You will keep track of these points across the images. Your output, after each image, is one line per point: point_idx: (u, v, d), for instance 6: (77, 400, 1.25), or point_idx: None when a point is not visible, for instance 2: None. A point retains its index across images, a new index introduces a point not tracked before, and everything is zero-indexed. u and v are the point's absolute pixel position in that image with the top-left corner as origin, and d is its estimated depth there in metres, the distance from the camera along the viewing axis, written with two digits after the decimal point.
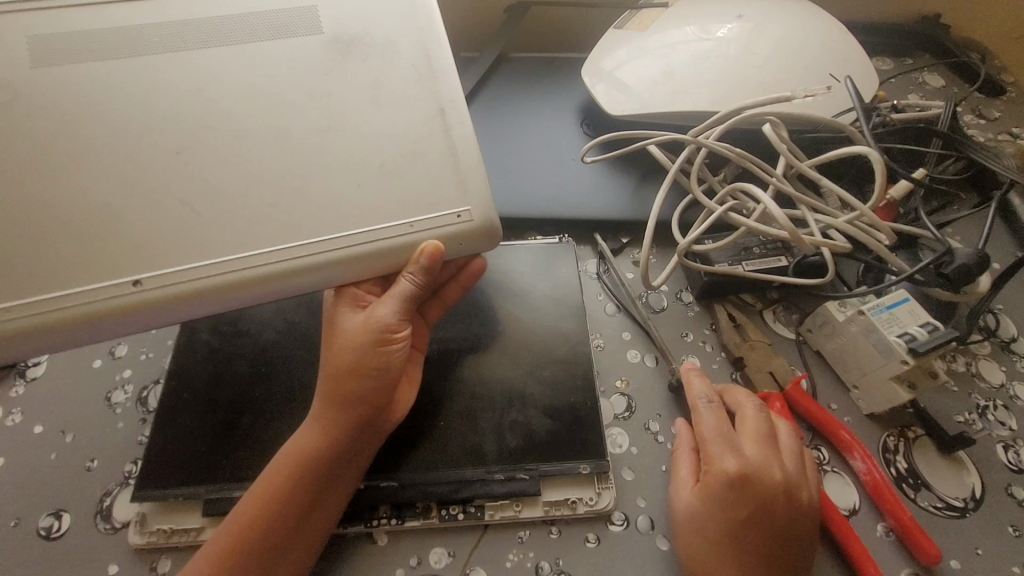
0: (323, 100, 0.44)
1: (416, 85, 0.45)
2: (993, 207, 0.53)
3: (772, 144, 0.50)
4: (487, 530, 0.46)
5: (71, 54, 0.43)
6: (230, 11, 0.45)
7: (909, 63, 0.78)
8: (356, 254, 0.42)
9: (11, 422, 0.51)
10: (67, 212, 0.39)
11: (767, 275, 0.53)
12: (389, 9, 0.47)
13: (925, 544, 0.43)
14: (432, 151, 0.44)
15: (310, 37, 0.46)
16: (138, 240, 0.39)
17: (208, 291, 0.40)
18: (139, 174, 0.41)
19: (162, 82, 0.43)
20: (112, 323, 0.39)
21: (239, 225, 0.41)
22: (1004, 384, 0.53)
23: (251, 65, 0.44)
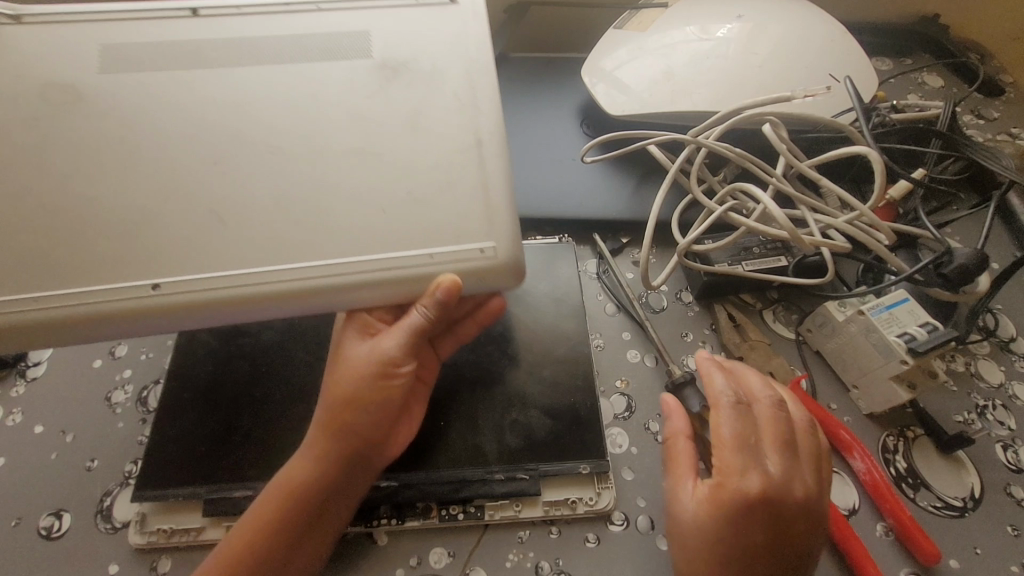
0: (358, 125, 0.42)
1: (454, 113, 0.43)
2: (992, 207, 0.53)
3: (772, 144, 0.50)
4: (487, 531, 0.46)
5: (131, 62, 0.43)
6: (283, 33, 0.45)
7: (909, 63, 0.78)
8: (366, 280, 0.39)
9: (11, 422, 0.51)
10: (94, 215, 0.39)
11: (767, 275, 0.53)
12: (439, 37, 0.45)
13: (925, 543, 0.43)
14: (463, 182, 0.41)
15: (356, 60, 0.44)
16: (148, 247, 0.38)
17: (215, 304, 0.38)
18: (169, 180, 0.40)
19: (201, 98, 0.42)
20: (121, 326, 0.38)
21: (249, 240, 0.39)
22: (1003, 384, 0.53)
23: (292, 87, 0.43)
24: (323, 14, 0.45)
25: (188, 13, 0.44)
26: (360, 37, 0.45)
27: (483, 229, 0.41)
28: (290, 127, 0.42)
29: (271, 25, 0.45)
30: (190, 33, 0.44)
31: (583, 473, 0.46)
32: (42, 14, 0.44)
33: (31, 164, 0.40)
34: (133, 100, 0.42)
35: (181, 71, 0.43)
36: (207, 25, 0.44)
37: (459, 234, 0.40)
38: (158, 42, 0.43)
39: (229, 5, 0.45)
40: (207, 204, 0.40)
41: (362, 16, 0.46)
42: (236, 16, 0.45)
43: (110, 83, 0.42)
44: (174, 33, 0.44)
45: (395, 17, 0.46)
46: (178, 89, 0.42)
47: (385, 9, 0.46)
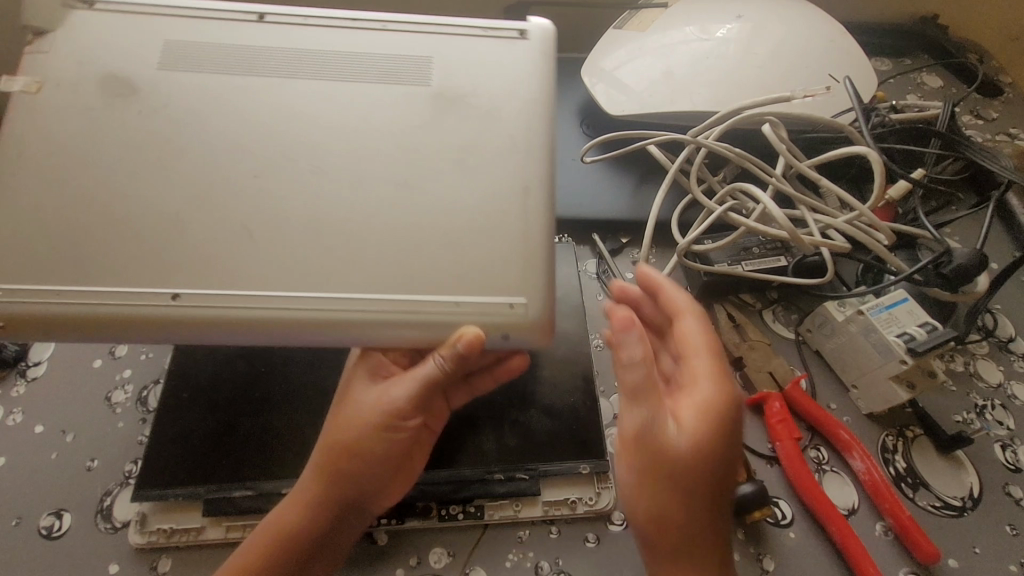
0: (408, 157, 0.41)
1: (506, 153, 0.41)
2: (992, 207, 0.53)
3: (771, 144, 0.51)
4: (487, 531, 0.46)
5: (193, 59, 0.42)
6: (345, 51, 0.44)
7: (907, 63, 0.78)
8: (387, 318, 0.38)
9: (12, 422, 0.50)
10: (129, 216, 0.38)
11: (767, 275, 0.53)
12: (501, 72, 0.44)
13: (924, 543, 0.43)
14: (501, 226, 0.40)
15: (413, 87, 0.43)
16: (176, 252, 0.38)
17: (236, 321, 0.37)
18: (210, 187, 0.39)
19: (243, 111, 0.41)
20: (145, 332, 0.38)
21: (269, 264, 0.38)
22: (1002, 384, 0.53)
23: (337, 111, 0.42)
24: (388, 34, 0.45)
25: (255, 17, 0.44)
26: (422, 63, 0.44)
27: (518, 284, 0.39)
28: (319, 141, 0.41)
29: (333, 38, 0.44)
30: (257, 39, 0.43)
31: (583, 472, 0.46)
32: (115, 2, 0.44)
33: (73, 152, 0.39)
34: (191, 102, 0.41)
35: (238, 76, 0.42)
36: (271, 32, 0.44)
37: (489, 284, 0.39)
38: (224, 46, 0.43)
39: (296, 15, 0.45)
40: (240, 221, 0.38)
41: (427, 41, 0.45)
42: (300, 26, 0.44)
43: (168, 81, 0.42)
44: (242, 36, 0.43)
45: (460, 47, 0.45)
46: (231, 95, 0.42)
47: (452, 36, 0.45)
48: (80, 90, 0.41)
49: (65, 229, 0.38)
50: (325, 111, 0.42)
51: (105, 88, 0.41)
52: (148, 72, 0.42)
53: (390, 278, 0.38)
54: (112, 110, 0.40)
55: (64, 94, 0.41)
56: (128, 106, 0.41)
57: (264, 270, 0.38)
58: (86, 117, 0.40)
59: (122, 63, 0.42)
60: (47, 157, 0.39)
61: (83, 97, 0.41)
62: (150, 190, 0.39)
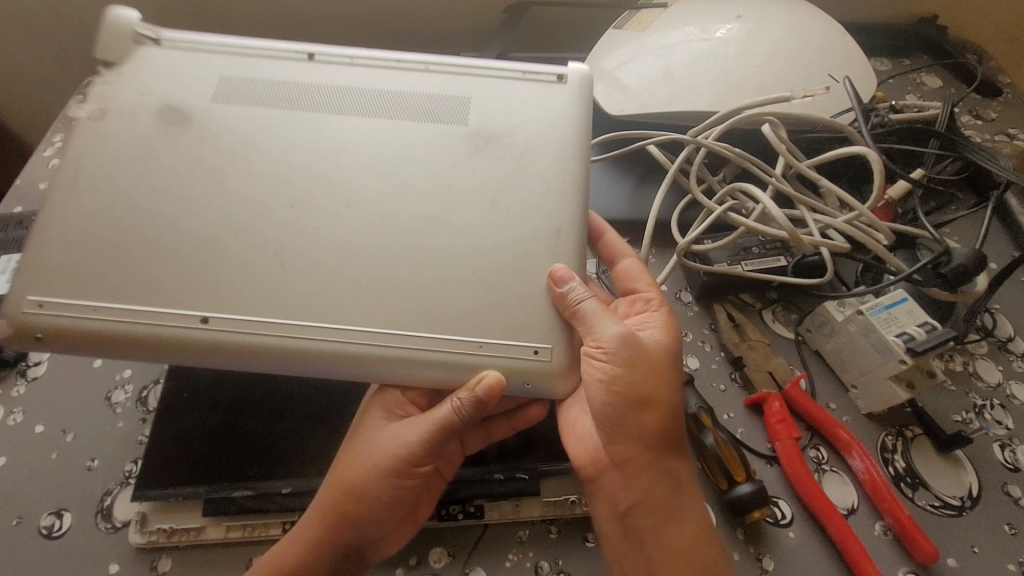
0: (440, 192, 0.41)
1: (535, 196, 0.41)
2: (991, 207, 0.53)
3: (771, 143, 0.51)
4: (487, 531, 0.46)
5: (242, 94, 0.43)
6: (390, 89, 0.44)
7: (907, 63, 0.78)
8: (407, 357, 0.38)
9: (12, 422, 0.50)
10: (165, 237, 0.38)
11: (767, 276, 0.53)
12: (538, 111, 0.44)
13: (923, 543, 0.43)
14: (528, 263, 0.40)
15: (452, 126, 0.43)
16: (209, 278, 0.38)
17: (256, 350, 0.37)
18: (248, 214, 0.39)
19: (285, 141, 0.41)
20: (178, 355, 0.38)
21: (295, 288, 0.38)
22: (1001, 384, 0.53)
23: (372, 146, 0.42)
24: (430, 75, 0.44)
25: (306, 57, 0.45)
26: (461, 103, 0.44)
27: (544, 329, 0.39)
28: (352, 174, 0.41)
29: (377, 78, 0.44)
30: (304, 76, 0.43)
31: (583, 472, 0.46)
32: (181, 37, 0.45)
33: (115, 173, 0.40)
34: (241, 129, 0.41)
35: (281, 111, 0.42)
36: (320, 73, 0.44)
37: (514, 327, 0.38)
38: (268, 80, 0.43)
39: (344, 54, 0.45)
40: (274, 248, 0.38)
41: (469, 81, 0.45)
42: (348, 66, 0.44)
43: (219, 110, 0.42)
44: (287, 72, 0.44)
45: (499, 86, 0.45)
46: (277, 126, 0.42)
47: (494, 76, 0.45)
48: (140, 117, 0.41)
49: (103, 248, 0.38)
50: (355, 143, 0.42)
51: (160, 116, 0.41)
52: (199, 102, 0.42)
53: (415, 315, 0.38)
54: (167, 137, 0.41)
55: (127, 123, 0.41)
56: (182, 134, 0.41)
57: (289, 298, 0.38)
58: (130, 132, 0.41)
59: (173, 91, 0.42)
60: (98, 175, 0.40)
61: (141, 124, 0.41)
62: (193, 213, 0.39)
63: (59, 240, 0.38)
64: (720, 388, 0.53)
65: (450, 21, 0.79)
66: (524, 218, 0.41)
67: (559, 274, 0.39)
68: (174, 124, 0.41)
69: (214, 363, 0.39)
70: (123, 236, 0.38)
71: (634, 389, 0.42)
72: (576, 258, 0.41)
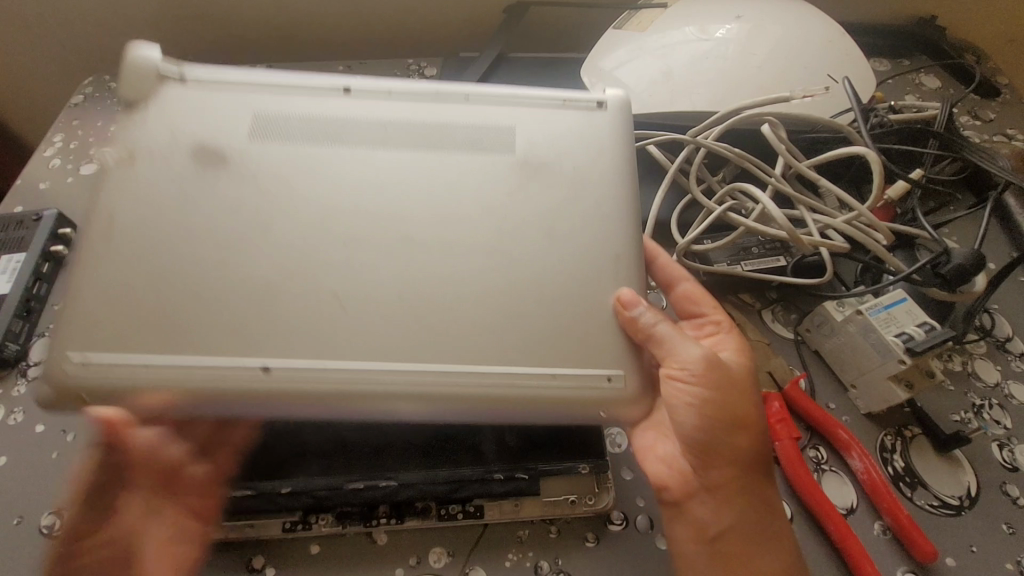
0: (493, 222, 0.42)
1: (587, 228, 0.42)
2: (988, 208, 0.53)
3: (771, 143, 0.51)
4: (487, 531, 0.46)
5: (285, 133, 0.43)
6: (431, 119, 0.45)
7: (906, 64, 0.78)
8: (467, 395, 0.37)
9: (13, 422, 0.51)
10: (226, 282, 0.38)
11: (766, 276, 0.53)
12: (581, 138, 0.45)
13: (922, 542, 0.43)
14: (576, 292, 0.40)
15: (498, 155, 0.44)
16: (277, 320, 0.37)
17: (323, 397, 0.37)
18: (297, 256, 0.39)
19: (340, 174, 0.42)
20: (238, 406, 0.37)
21: (351, 331, 0.38)
22: (999, 384, 0.53)
23: (417, 178, 0.42)
24: (472, 105, 0.45)
25: (342, 90, 0.45)
26: (505, 132, 0.45)
27: (611, 354, 0.39)
28: (406, 206, 0.41)
29: (416, 109, 0.45)
30: (345, 110, 0.44)
31: (583, 472, 0.46)
32: (205, 74, 0.44)
33: (167, 224, 0.39)
34: (290, 169, 0.42)
35: (326, 150, 0.43)
36: (361, 106, 0.44)
37: (579, 352, 0.39)
38: (308, 119, 0.43)
39: (379, 87, 0.45)
40: (328, 290, 0.38)
41: (507, 109, 0.46)
42: (386, 97, 0.45)
43: (263, 151, 0.42)
44: (326, 106, 0.44)
45: (540, 114, 0.46)
46: (324, 163, 0.42)
47: (534, 104, 0.46)
48: (173, 161, 0.41)
49: (153, 301, 0.37)
50: (399, 175, 0.43)
51: (196, 157, 0.41)
52: (238, 142, 0.42)
53: (477, 352, 0.38)
54: (205, 179, 0.41)
55: (159, 163, 0.41)
56: (218, 174, 0.41)
57: (359, 336, 0.38)
58: (171, 175, 0.41)
59: (206, 130, 0.42)
60: (135, 231, 0.39)
61: (177, 167, 0.41)
62: (242, 261, 0.39)
63: (111, 297, 0.37)
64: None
65: (450, 22, 0.80)
66: (578, 241, 0.42)
67: (625, 300, 0.40)
68: (208, 165, 0.41)
69: (265, 411, 0.37)
70: (172, 289, 0.38)
71: (725, 406, 0.43)
72: (637, 280, 0.42)
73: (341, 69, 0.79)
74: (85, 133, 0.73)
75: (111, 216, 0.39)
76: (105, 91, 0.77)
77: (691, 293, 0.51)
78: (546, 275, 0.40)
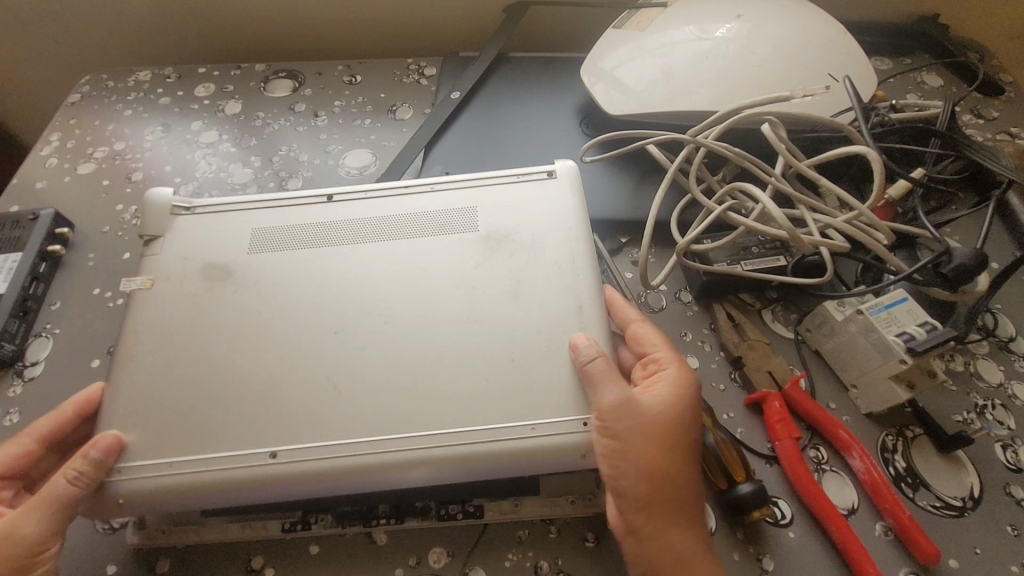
0: (466, 294, 0.45)
1: (554, 281, 0.45)
2: (992, 206, 0.53)
3: (771, 143, 0.50)
4: (487, 530, 0.46)
5: (277, 242, 0.49)
6: (402, 211, 0.50)
7: (908, 62, 0.78)
8: (465, 459, 0.40)
9: (10, 422, 0.51)
10: (239, 377, 0.43)
11: (767, 275, 0.53)
12: (537, 207, 0.49)
13: (924, 543, 0.43)
14: (547, 350, 0.43)
15: (464, 234, 0.48)
16: (293, 408, 0.42)
17: (334, 472, 0.40)
18: (300, 350, 0.44)
19: (335, 272, 0.47)
20: (252, 489, 0.40)
21: (357, 409, 0.41)
22: (1003, 384, 0.53)
23: (402, 265, 0.47)
24: (437, 195, 0.51)
25: (324, 199, 0.51)
26: (468, 213, 0.49)
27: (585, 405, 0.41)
28: (392, 294, 0.46)
29: (391, 205, 0.51)
30: (328, 217, 0.50)
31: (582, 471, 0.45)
32: (210, 205, 0.51)
33: (186, 335, 0.45)
34: (282, 271, 0.47)
35: (314, 248, 0.49)
36: (340, 210, 0.51)
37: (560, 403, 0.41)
38: (296, 226, 0.50)
39: (359, 190, 0.51)
40: (329, 376, 0.43)
41: (470, 192, 0.51)
42: (362, 199, 0.51)
43: (255, 262, 0.48)
44: (312, 215, 0.50)
45: (499, 192, 0.50)
46: (313, 261, 0.48)
47: (492, 183, 0.51)
48: (184, 278, 0.47)
49: (174, 401, 0.42)
50: (376, 263, 0.47)
51: (204, 274, 0.47)
52: (237, 257, 0.48)
53: (459, 419, 0.41)
54: (212, 294, 0.46)
55: (172, 281, 0.47)
56: (222, 285, 0.47)
57: (352, 408, 0.41)
58: (181, 293, 0.47)
59: (211, 250, 0.49)
60: (153, 344, 0.44)
61: (189, 285, 0.47)
62: (243, 358, 0.44)
63: (142, 398, 0.42)
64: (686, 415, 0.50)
65: (448, 22, 0.79)
66: (543, 299, 0.45)
67: (578, 343, 0.43)
68: (214, 278, 0.47)
69: (283, 494, 0.41)
70: (183, 392, 0.42)
71: (626, 453, 0.42)
72: (600, 333, 0.44)
73: (340, 69, 0.79)
74: (82, 132, 0.72)
75: (135, 334, 0.45)
76: (103, 90, 0.77)
77: (645, 334, 0.49)
78: (515, 341, 0.43)
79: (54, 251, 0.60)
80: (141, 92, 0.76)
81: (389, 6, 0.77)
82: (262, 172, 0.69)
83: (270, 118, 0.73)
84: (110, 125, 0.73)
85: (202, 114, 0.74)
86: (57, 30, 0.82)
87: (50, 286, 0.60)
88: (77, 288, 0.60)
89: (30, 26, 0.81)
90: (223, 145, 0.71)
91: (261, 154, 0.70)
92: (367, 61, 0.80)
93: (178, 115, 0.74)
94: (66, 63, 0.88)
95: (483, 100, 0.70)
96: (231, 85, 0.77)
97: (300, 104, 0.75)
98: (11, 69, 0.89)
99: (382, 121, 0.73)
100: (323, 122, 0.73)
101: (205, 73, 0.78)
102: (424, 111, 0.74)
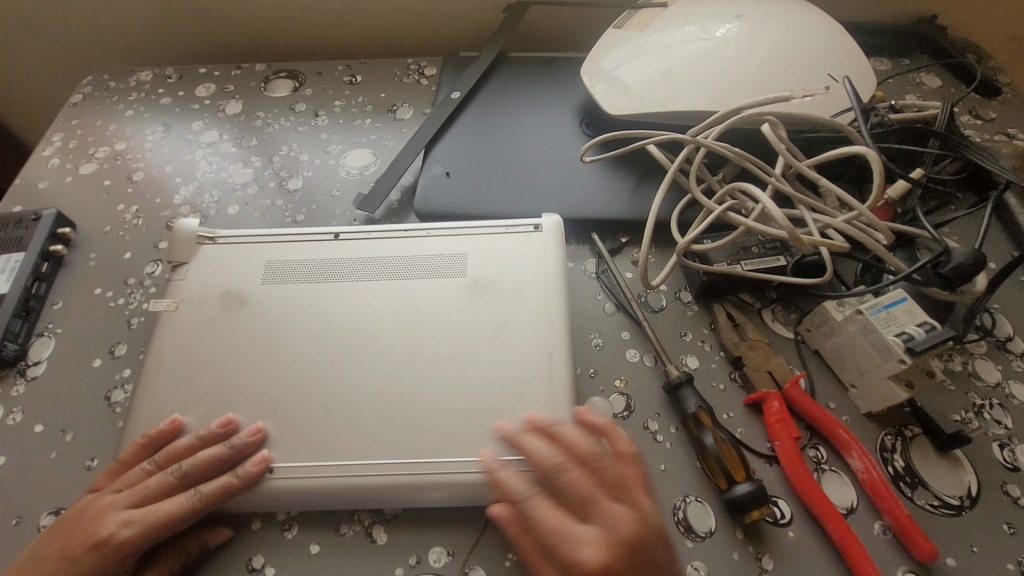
0: (471, 345, 0.49)
1: (533, 329, 0.49)
2: (989, 207, 0.53)
3: (771, 143, 0.50)
4: (484, 535, 0.46)
5: (290, 274, 0.53)
6: (404, 254, 0.54)
7: (906, 63, 0.78)
8: (466, 482, 0.44)
9: (11, 422, 0.51)
10: (265, 416, 0.46)
11: (767, 275, 0.53)
12: (535, 268, 0.53)
13: (922, 542, 0.43)
14: (542, 389, 0.47)
15: (454, 280, 0.52)
16: (318, 444, 0.45)
17: (332, 487, 0.44)
18: (317, 396, 0.47)
19: (347, 318, 0.51)
20: (253, 498, 0.44)
21: (369, 447, 0.45)
22: (1000, 383, 0.53)
23: (411, 311, 0.51)
24: (435, 240, 0.55)
25: (332, 237, 0.56)
26: (459, 259, 0.53)
27: None
28: (402, 342, 0.49)
29: (401, 248, 0.55)
30: (339, 252, 0.55)
31: None
32: (232, 234, 0.56)
33: (218, 377, 0.48)
34: (303, 321, 0.51)
35: (318, 284, 0.53)
36: (347, 248, 0.55)
37: None
38: (307, 262, 0.54)
39: (366, 232, 0.56)
40: (344, 416, 0.46)
41: (468, 241, 0.55)
42: (368, 241, 0.55)
43: (276, 309, 0.51)
44: (320, 252, 0.55)
45: (491, 242, 0.54)
46: (330, 311, 0.51)
47: (485, 234, 0.55)
48: (207, 304, 0.52)
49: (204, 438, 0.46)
50: (386, 313, 0.51)
51: (223, 301, 0.52)
52: (265, 304, 0.52)
53: (463, 460, 0.44)
54: (244, 338, 0.50)
55: (195, 311, 0.51)
56: (240, 316, 0.51)
57: (364, 447, 0.45)
58: (210, 327, 0.51)
59: (242, 297, 0.52)
60: (185, 380, 0.48)
61: (222, 330, 0.50)
62: (268, 399, 0.47)
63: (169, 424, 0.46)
64: (657, 439, 0.51)
65: (448, 23, 0.79)
66: (539, 347, 0.48)
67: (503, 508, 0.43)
68: (234, 307, 0.52)
69: (287, 504, 0.45)
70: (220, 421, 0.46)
71: None
72: (563, 381, 0.47)
73: (340, 69, 0.79)
74: (84, 132, 0.73)
75: (171, 373, 0.49)
76: (104, 90, 0.77)
77: (559, 481, 0.43)
78: (517, 390, 0.47)
79: (55, 251, 0.60)
80: (141, 93, 0.76)
81: (391, 7, 0.77)
82: (263, 172, 0.69)
83: (270, 118, 0.74)
84: (111, 126, 0.73)
85: (203, 115, 0.74)
86: (56, 28, 0.82)
87: (52, 286, 0.60)
88: (78, 288, 0.60)
89: (30, 25, 0.81)
90: (223, 146, 0.71)
91: (261, 154, 0.70)
92: (367, 61, 0.80)
93: (179, 115, 0.74)
94: (66, 60, 0.87)
95: (484, 101, 0.70)
96: (231, 85, 0.77)
97: (300, 104, 0.75)
98: (13, 67, 0.89)
99: (383, 121, 0.73)
100: (323, 122, 0.73)
101: (205, 73, 0.78)
102: (424, 112, 0.74)
